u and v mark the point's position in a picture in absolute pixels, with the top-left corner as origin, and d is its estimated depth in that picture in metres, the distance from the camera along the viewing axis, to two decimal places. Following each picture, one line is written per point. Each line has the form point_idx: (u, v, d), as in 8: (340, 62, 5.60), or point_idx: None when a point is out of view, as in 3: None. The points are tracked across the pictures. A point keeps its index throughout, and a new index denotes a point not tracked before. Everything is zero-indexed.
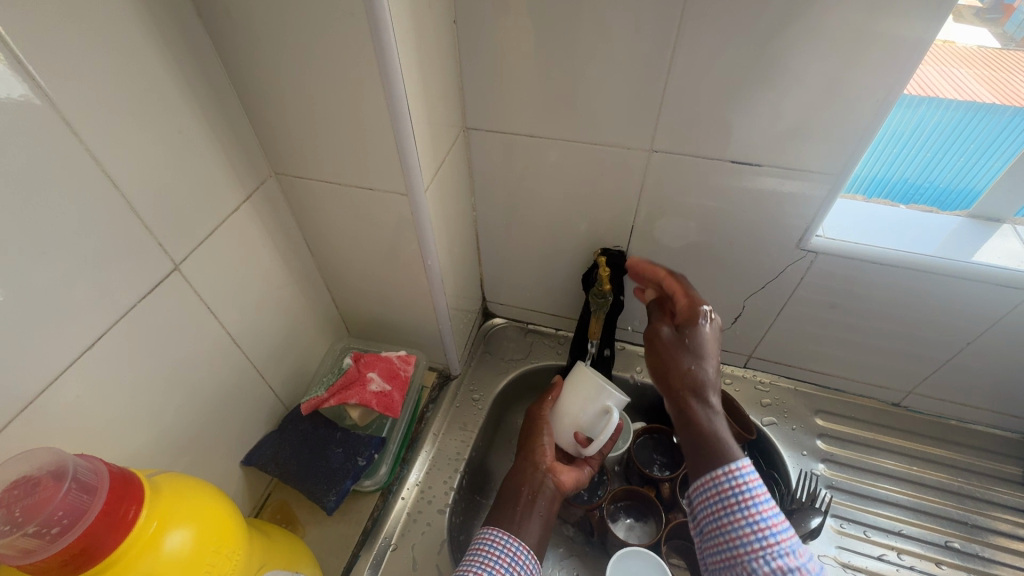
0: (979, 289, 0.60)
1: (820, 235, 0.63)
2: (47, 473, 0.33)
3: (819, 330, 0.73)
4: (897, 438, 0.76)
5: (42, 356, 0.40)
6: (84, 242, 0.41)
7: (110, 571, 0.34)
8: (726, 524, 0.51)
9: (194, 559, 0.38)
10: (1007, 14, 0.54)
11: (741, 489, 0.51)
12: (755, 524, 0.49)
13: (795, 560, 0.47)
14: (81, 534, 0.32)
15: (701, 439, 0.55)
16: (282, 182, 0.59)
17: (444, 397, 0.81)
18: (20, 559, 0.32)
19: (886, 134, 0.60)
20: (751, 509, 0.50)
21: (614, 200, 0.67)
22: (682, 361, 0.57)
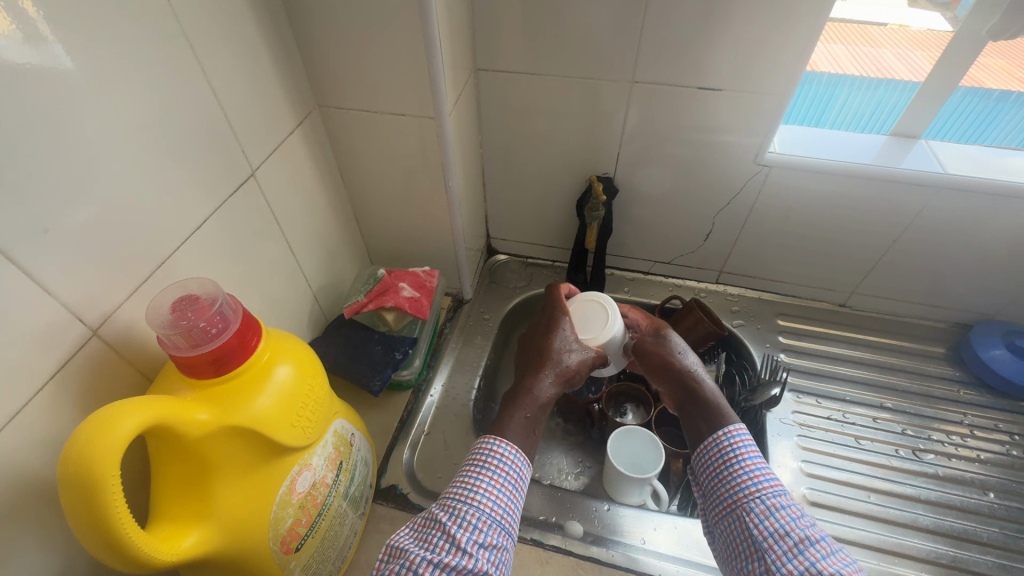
0: (900, 189, 0.74)
1: (772, 151, 0.75)
2: (203, 296, 0.44)
3: (777, 241, 0.86)
4: (843, 330, 0.90)
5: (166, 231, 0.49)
6: (192, 138, 0.50)
7: (236, 380, 0.43)
8: (728, 473, 0.57)
9: (296, 389, 0.47)
10: (958, 1, 0.66)
11: (737, 445, 0.58)
12: (750, 472, 0.56)
13: (786, 500, 0.53)
14: (223, 341, 0.42)
15: (704, 401, 0.62)
16: (324, 115, 0.69)
17: (459, 317, 0.93)
18: (179, 350, 0.42)
19: (851, 112, 0.78)
20: (747, 460, 0.56)
21: (604, 131, 0.78)
22: (676, 359, 0.65)
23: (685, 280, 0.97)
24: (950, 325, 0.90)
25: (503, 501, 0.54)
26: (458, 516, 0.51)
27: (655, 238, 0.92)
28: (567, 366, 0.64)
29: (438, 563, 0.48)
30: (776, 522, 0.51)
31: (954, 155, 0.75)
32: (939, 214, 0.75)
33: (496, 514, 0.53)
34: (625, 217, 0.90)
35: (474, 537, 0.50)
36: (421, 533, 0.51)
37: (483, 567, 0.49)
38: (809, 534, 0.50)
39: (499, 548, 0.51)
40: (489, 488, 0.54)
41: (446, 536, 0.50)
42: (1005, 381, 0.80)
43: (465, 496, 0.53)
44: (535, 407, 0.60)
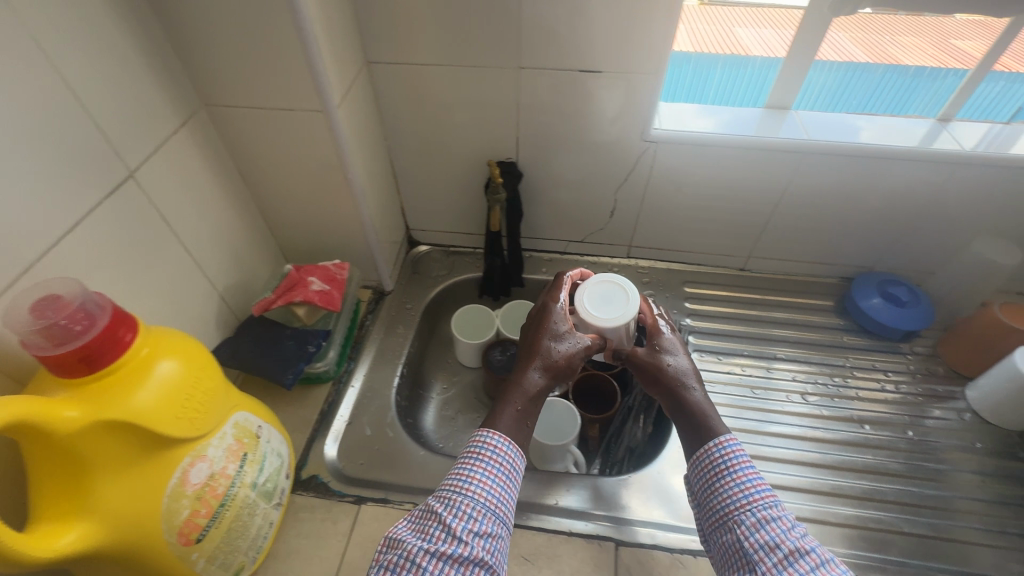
0: (773, 156, 0.80)
1: (657, 128, 0.80)
2: (66, 294, 0.44)
3: (675, 213, 0.91)
4: (743, 292, 0.97)
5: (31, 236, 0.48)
6: (53, 142, 0.49)
7: (109, 377, 0.44)
8: (720, 486, 0.59)
9: (183, 383, 0.48)
10: None
11: (729, 457, 0.59)
12: (742, 486, 0.57)
13: (777, 511, 0.54)
14: (86, 340, 0.42)
15: (693, 411, 0.63)
16: (212, 114, 0.68)
17: (381, 308, 0.94)
18: (42, 351, 0.42)
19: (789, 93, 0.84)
20: (738, 473, 0.58)
21: (500, 117, 0.81)
22: (665, 363, 0.66)
23: (599, 257, 1.02)
24: (837, 279, 0.98)
25: (497, 492, 0.55)
26: (453, 506, 0.53)
27: (565, 218, 0.96)
28: (557, 359, 0.64)
29: (435, 551, 0.50)
30: (766, 534, 0.53)
31: (817, 123, 0.82)
32: (809, 177, 0.82)
33: (491, 505, 0.54)
34: (534, 200, 0.94)
35: (469, 526, 0.52)
36: (420, 524, 0.53)
37: (479, 553, 0.50)
38: (799, 546, 0.51)
39: (495, 535, 0.53)
40: (483, 480, 0.55)
41: (442, 526, 0.52)
42: (881, 326, 0.88)
43: (460, 486, 0.55)
44: (525, 400, 0.61)
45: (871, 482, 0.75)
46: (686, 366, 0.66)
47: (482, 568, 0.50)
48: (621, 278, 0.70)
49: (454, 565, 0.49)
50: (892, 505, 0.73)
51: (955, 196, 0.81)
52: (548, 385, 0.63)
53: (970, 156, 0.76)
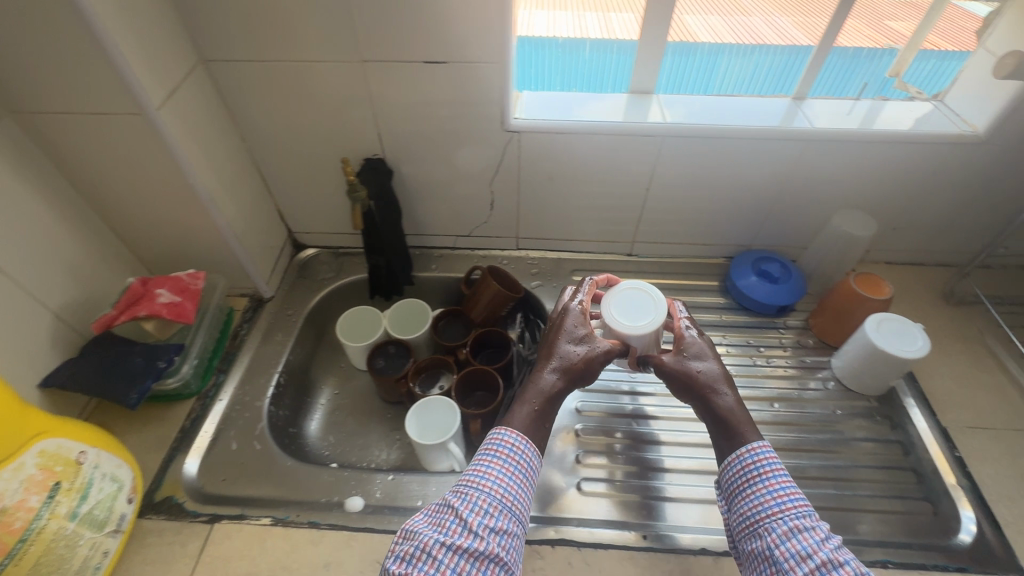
0: (635, 141, 0.81)
1: (517, 117, 0.79)
2: None
3: (553, 202, 0.91)
4: (631, 277, 0.98)
5: None
6: None
7: None
8: (752, 492, 0.57)
9: None
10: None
11: (763, 463, 0.58)
12: (773, 493, 0.56)
13: (811, 520, 0.53)
14: None
15: (721, 417, 0.62)
16: (21, 122, 0.64)
17: (259, 316, 0.90)
18: None
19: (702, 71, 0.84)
20: (770, 479, 0.57)
21: (356, 113, 0.79)
22: (693, 367, 0.64)
23: (489, 251, 1.01)
24: (721, 259, 1.00)
25: (513, 489, 0.57)
26: (470, 501, 0.55)
27: (447, 213, 0.94)
28: (573, 361, 0.65)
29: (452, 545, 0.51)
30: (799, 544, 0.51)
31: (677, 107, 0.83)
32: (673, 160, 0.83)
33: (507, 503, 0.56)
34: (412, 196, 0.92)
35: (485, 522, 0.53)
36: (435, 518, 0.55)
37: (493, 548, 0.52)
38: (832, 558, 0.49)
39: (510, 532, 0.54)
40: (501, 476, 0.58)
41: (459, 521, 0.53)
42: (756, 302, 0.90)
43: (479, 482, 0.57)
44: (541, 400, 0.63)
45: None
46: (715, 371, 0.64)
47: (497, 564, 0.52)
48: (647, 286, 0.73)
49: (471, 558, 0.51)
50: None
51: (812, 172, 0.84)
52: (567, 385, 0.65)
53: (817, 133, 0.78)
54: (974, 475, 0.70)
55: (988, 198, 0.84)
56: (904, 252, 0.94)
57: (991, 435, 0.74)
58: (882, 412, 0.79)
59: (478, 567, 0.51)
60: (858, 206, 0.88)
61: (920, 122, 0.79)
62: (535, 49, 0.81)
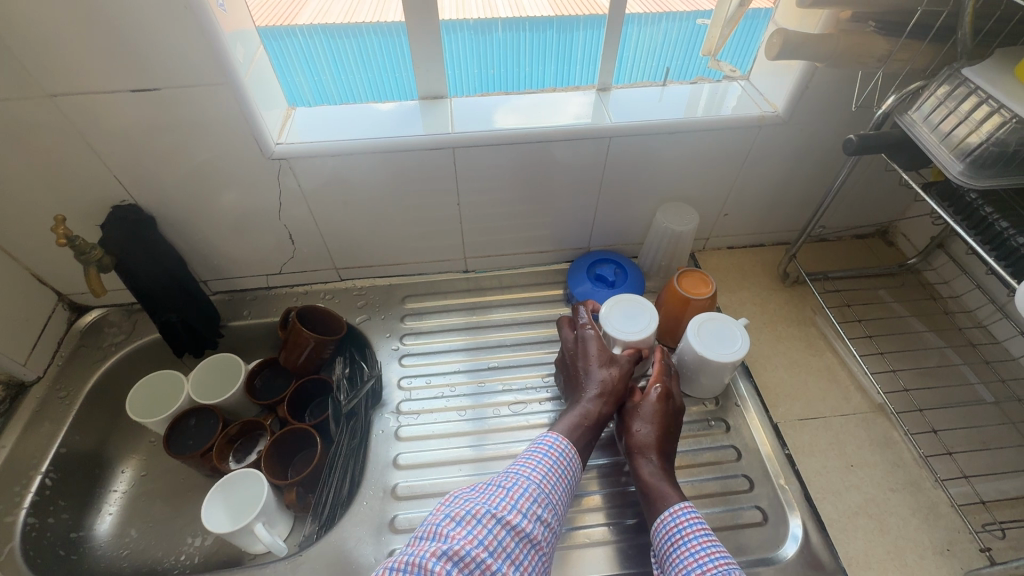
0: (425, 156, 0.72)
1: (279, 142, 0.68)
2: None
3: (361, 229, 0.81)
4: (466, 296, 0.90)
5: None
6: None
7: None
8: (677, 553, 0.53)
9: None
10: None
11: (683, 526, 0.55)
12: (696, 554, 0.52)
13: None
14: None
15: (644, 485, 0.61)
16: None
17: (17, 407, 0.76)
18: None
19: (489, 62, 0.76)
20: (693, 540, 0.53)
21: (73, 156, 0.65)
22: (633, 428, 0.64)
23: (310, 286, 0.90)
24: (564, 264, 0.94)
25: (557, 484, 0.58)
26: (520, 485, 0.55)
27: (242, 253, 0.82)
28: (608, 384, 0.66)
29: (500, 518, 0.52)
30: None
31: (472, 110, 0.75)
32: (475, 171, 0.75)
33: (552, 497, 0.56)
34: (192, 240, 0.79)
35: (533, 508, 0.54)
36: (485, 492, 0.55)
37: (537, 534, 0.53)
38: None
39: (551, 524, 0.55)
40: (547, 470, 0.58)
41: (510, 498, 0.54)
42: None
43: (529, 468, 0.58)
44: (590, 421, 0.64)
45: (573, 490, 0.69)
46: (649, 438, 0.63)
47: (536, 549, 0.52)
48: (635, 299, 0.75)
49: (514, 536, 0.52)
50: (593, 513, 0.67)
51: (626, 169, 0.78)
52: (606, 409, 0.65)
53: (618, 129, 0.72)
54: (802, 473, 0.67)
55: (803, 175, 0.82)
56: (740, 235, 0.92)
57: (820, 425, 0.72)
58: (718, 416, 0.74)
59: (521, 548, 0.52)
60: (683, 198, 0.84)
61: (724, 105, 0.75)
62: (294, 52, 0.70)
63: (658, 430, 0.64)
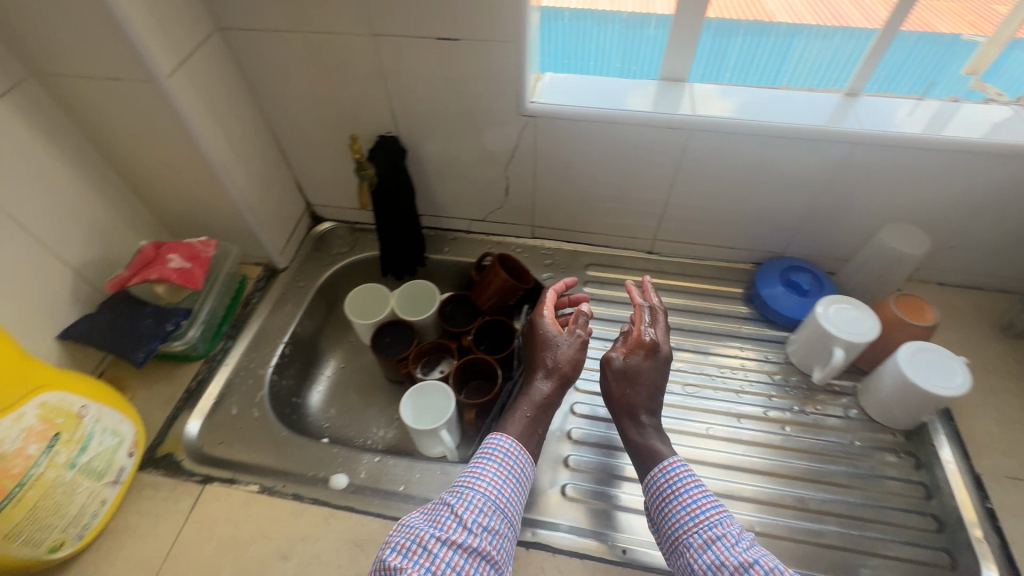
0: (662, 133, 0.75)
1: (534, 101, 0.75)
2: None
3: (571, 194, 0.87)
4: (646, 277, 0.93)
5: None
6: None
7: None
8: (670, 509, 0.56)
9: None
10: None
11: (672, 479, 0.57)
12: (688, 507, 0.55)
13: (722, 529, 0.52)
14: None
15: (637, 446, 0.61)
16: (44, 83, 0.65)
17: (271, 286, 0.92)
18: None
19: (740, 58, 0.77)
20: (685, 495, 0.56)
21: (368, 89, 0.77)
22: (617, 391, 0.64)
23: (504, 237, 0.98)
24: (748, 265, 0.93)
25: (507, 491, 0.58)
26: (464, 500, 0.56)
27: (461, 196, 0.92)
28: (557, 365, 0.67)
29: (446, 540, 0.52)
30: (713, 555, 0.51)
31: (711, 96, 0.76)
32: (701, 157, 0.77)
33: (501, 503, 0.57)
34: (425, 176, 0.90)
35: (483, 520, 0.55)
36: (431, 514, 0.56)
37: (487, 547, 0.53)
38: (743, 561, 0.49)
39: (502, 535, 0.56)
40: (494, 477, 0.59)
41: (453, 517, 0.54)
42: (780, 315, 0.84)
43: (468, 483, 0.58)
44: (534, 407, 0.65)
45: (743, 479, 0.70)
46: (643, 399, 0.63)
47: (488, 562, 0.53)
48: (852, 300, 0.74)
49: (463, 555, 0.52)
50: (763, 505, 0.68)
51: (857, 177, 0.75)
52: (556, 390, 0.67)
53: (868, 134, 0.69)
54: (1007, 530, 0.63)
55: None
56: (959, 272, 0.85)
57: None
58: (908, 450, 0.72)
59: (471, 562, 0.52)
60: (907, 220, 0.79)
61: (994, 128, 0.69)
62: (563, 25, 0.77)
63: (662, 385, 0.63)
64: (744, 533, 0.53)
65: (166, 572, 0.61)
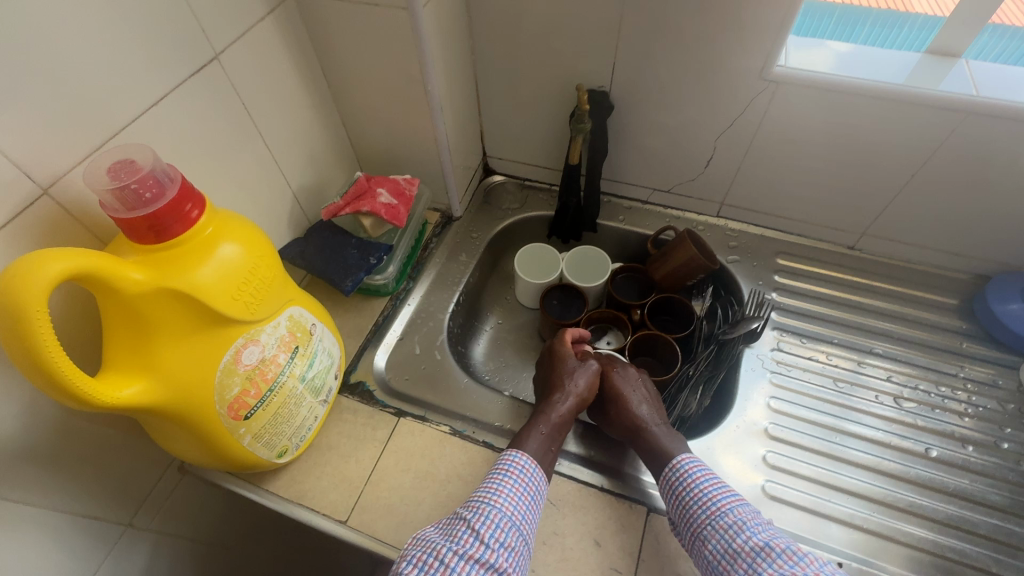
0: (926, 114, 0.66)
1: (782, 65, 0.68)
2: (138, 163, 0.43)
3: (783, 173, 0.80)
4: (847, 274, 0.85)
5: (131, 100, 0.50)
6: (157, 6, 0.50)
7: (179, 248, 0.45)
8: (684, 505, 0.58)
9: (240, 269, 0.49)
10: None
11: (682, 476, 0.60)
12: (699, 500, 0.58)
13: (733, 518, 0.56)
14: (150, 214, 0.43)
15: (656, 451, 0.63)
16: (300, 4, 0.66)
17: (446, 233, 0.92)
18: (118, 211, 0.42)
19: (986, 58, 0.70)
20: (695, 488, 0.58)
21: (596, 35, 0.73)
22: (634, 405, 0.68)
23: (684, 212, 0.93)
24: (968, 276, 0.83)
25: (522, 507, 0.57)
26: (482, 515, 0.55)
27: (653, 164, 0.87)
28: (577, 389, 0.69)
29: (464, 554, 0.52)
30: (726, 543, 0.54)
31: (993, 76, 0.66)
32: (964, 146, 0.68)
33: (514, 521, 0.56)
34: (621, 138, 0.85)
35: (499, 536, 0.54)
36: (447, 528, 0.56)
37: (503, 564, 0.53)
38: (755, 545, 0.53)
39: (518, 552, 0.54)
40: (509, 493, 0.57)
41: (472, 531, 0.54)
42: (1016, 338, 0.74)
43: (487, 497, 0.57)
44: (552, 426, 0.65)
45: (968, 511, 0.63)
46: (647, 413, 0.67)
47: None
48: None
49: (480, 570, 0.52)
50: (991, 542, 0.61)
51: None
52: (572, 410, 0.67)
53: None
54: None
55: None
56: None
57: None
58: None
59: None
60: None
61: None
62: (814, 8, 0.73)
63: (652, 405, 0.68)
64: (753, 518, 0.56)
65: (370, 493, 0.64)
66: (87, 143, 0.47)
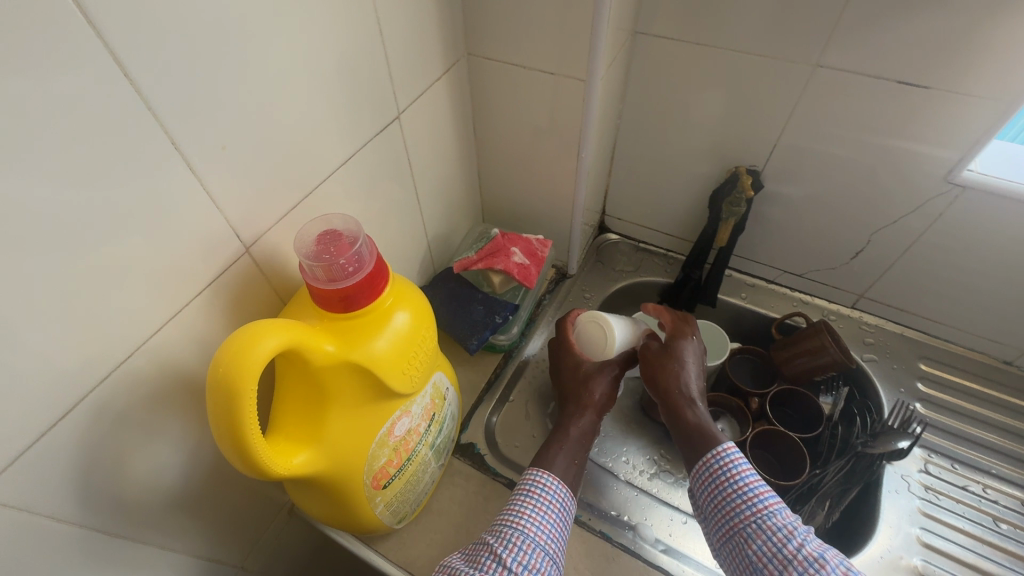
0: None
1: (972, 168, 0.63)
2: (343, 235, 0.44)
3: (944, 276, 0.74)
4: (1005, 394, 0.77)
5: (328, 159, 0.50)
6: (366, 71, 0.51)
7: (362, 319, 0.44)
8: (724, 496, 0.53)
9: (409, 342, 0.47)
10: None
11: (729, 465, 0.54)
12: (744, 495, 0.52)
13: (782, 519, 0.50)
14: (344, 288, 0.42)
15: (698, 429, 0.58)
16: (471, 64, 0.67)
17: (559, 291, 0.90)
18: (318, 282, 0.42)
19: None
20: (741, 480, 0.53)
21: (759, 115, 0.70)
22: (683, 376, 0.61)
23: (813, 298, 0.87)
24: None
25: (547, 530, 0.53)
26: (505, 539, 0.51)
27: (790, 246, 0.83)
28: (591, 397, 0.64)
29: None
30: (775, 546, 0.49)
31: None
32: None
33: (540, 542, 0.51)
34: (761, 216, 0.82)
35: (523, 558, 0.49)
36: (471, 555, 0.51)
37: None
38: (807, 554, 0.47)
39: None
40: (530, 513, 0.53)
41: (494, 556, 0.49)
42: None
43: (511, 520, 0.52)
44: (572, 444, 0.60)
45: None
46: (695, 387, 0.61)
47: None
48: None
49: None
50: None
51: None
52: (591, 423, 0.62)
53: None
54: None
55: None
56: None
57: None
58: None
59: None
60: None
61: None
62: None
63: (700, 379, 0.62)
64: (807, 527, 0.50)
65: None
66: (288, 200, 0.47)
